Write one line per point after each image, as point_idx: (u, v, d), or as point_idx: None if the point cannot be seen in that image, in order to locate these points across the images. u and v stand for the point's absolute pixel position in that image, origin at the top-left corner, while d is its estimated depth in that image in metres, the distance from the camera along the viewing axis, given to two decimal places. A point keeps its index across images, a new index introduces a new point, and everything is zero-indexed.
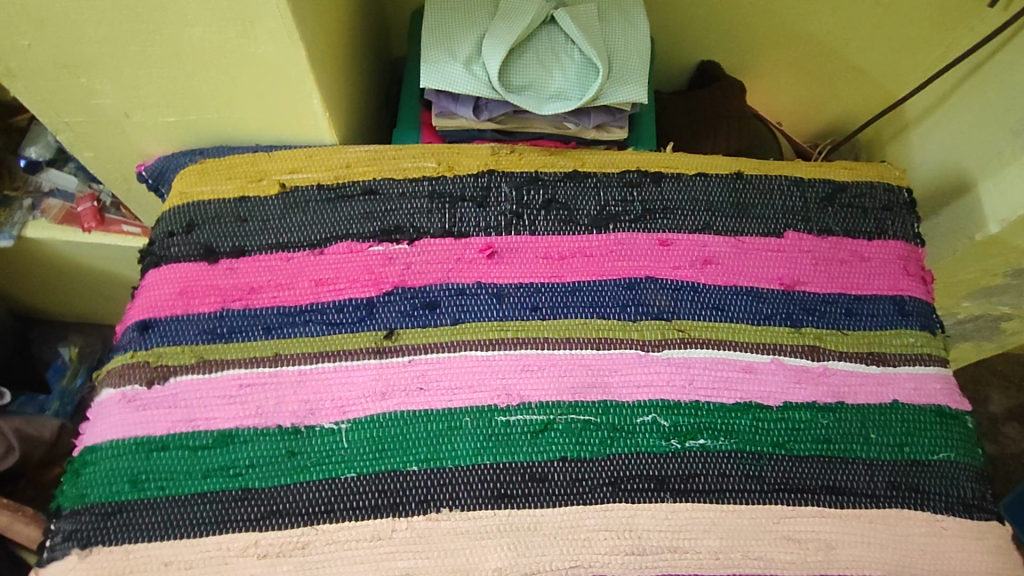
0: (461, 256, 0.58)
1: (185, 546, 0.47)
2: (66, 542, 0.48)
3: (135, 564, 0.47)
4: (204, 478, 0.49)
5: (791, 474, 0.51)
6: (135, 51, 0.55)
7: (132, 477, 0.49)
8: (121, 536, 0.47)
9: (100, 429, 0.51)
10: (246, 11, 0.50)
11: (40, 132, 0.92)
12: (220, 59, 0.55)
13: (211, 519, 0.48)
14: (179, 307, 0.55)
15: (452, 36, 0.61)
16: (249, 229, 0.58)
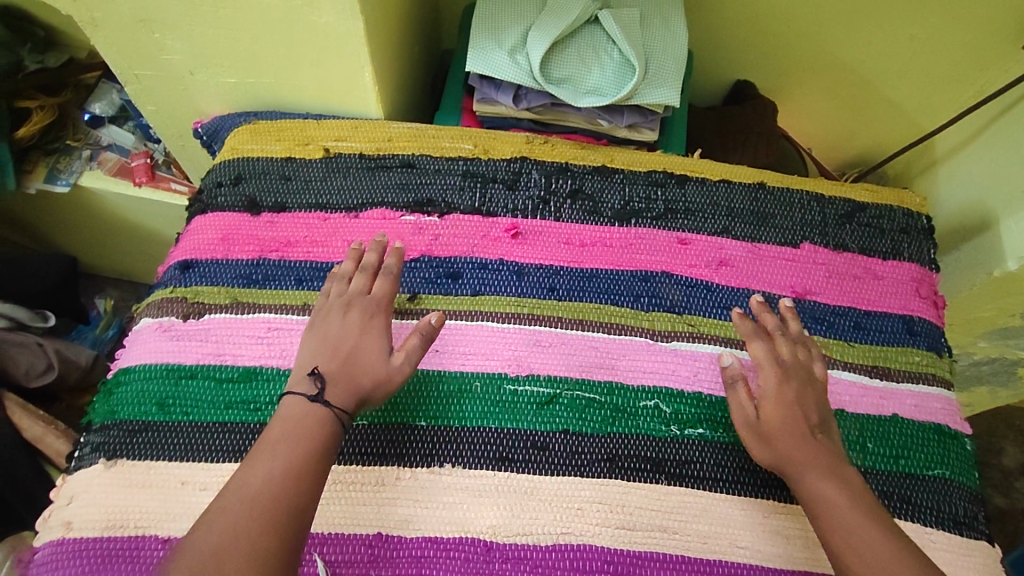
0: (487, 234, 0.62)
1: (199, 469, 0.50)
2: (94, 453, 0.51)
3: (151, 477, 0.50)
4: (225, 409, 0.52)
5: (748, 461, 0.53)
6: (208, 11, 0.59)
7: (159, 400, 0.53)
8: (143, 452, 0.51)
9: (136, 354, 0.55)
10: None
11: (105, 90, 1.02)
12: (283, 25, 0.60)
13: (229, 448, 0.51)
14: (220, 251, 0.61)
15: (501, 26, 0.64)
16: (291, 188, 0.65)
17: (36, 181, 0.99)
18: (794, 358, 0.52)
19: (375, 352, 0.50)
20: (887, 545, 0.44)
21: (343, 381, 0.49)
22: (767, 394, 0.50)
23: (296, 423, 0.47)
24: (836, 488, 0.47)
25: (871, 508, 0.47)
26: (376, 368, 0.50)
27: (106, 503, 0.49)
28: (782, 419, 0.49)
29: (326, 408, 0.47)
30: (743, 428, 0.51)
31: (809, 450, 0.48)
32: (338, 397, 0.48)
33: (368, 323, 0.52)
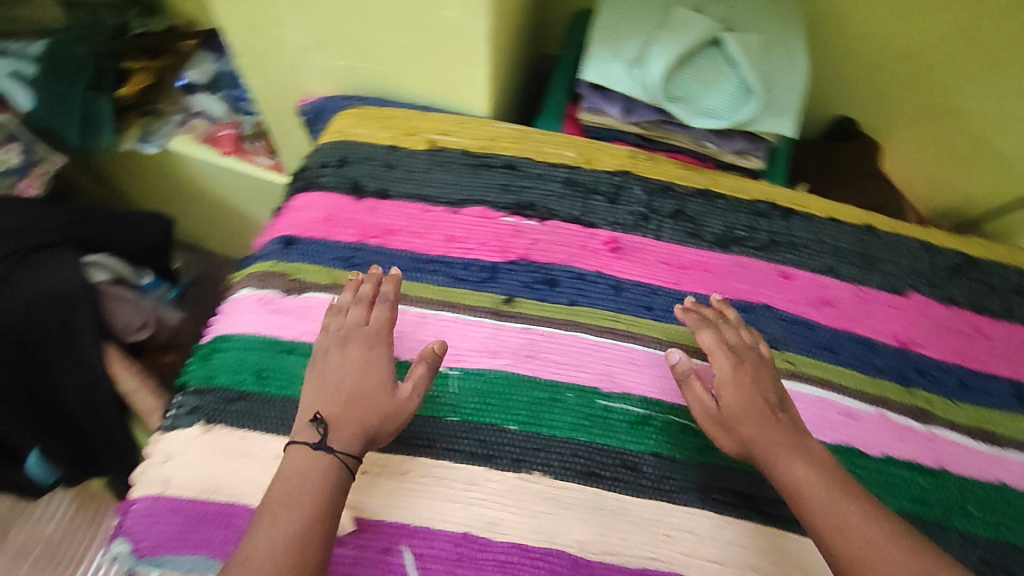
0: (585, 245, 0.62)
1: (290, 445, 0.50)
2: (192, 415, 0.53)
3: (243, 446, 0.50)
4: None
5: (750, 489, 0.51)
6: None
7: (257, 370, 0.54)
8: (238, 421, 0.51)
9: (236, 323, 0.57)
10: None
11: (202, 59, 1.05)
12: (407, 13, 0.60)
13: None
14: (322, 231, 0.62)
15: (619, 38, 0.63)
16: (395, 175, 0.65)
17: (130, 139, 1.02)
18: (741, 342, 0.52)
19: (378, 387, 0.48)
20: (869, 519, 0.42)
21: (347, 421, 0.46)
22: (722, 381, 0.49)
23: (300, 480, 0.44)
24: (805, 465, 0.45)
25: (844, 484, 0.44)
26: (378, 402, 0.48)
27: (201, 467, 0.50)
28: (740, 403, 0.48)
29: (331, 456, 0.45)
30: (706, 420, 0.50)
31: (769, 427, 0.47)
32: (343, 439, 0.46)
33: (370, 359, 0.49)
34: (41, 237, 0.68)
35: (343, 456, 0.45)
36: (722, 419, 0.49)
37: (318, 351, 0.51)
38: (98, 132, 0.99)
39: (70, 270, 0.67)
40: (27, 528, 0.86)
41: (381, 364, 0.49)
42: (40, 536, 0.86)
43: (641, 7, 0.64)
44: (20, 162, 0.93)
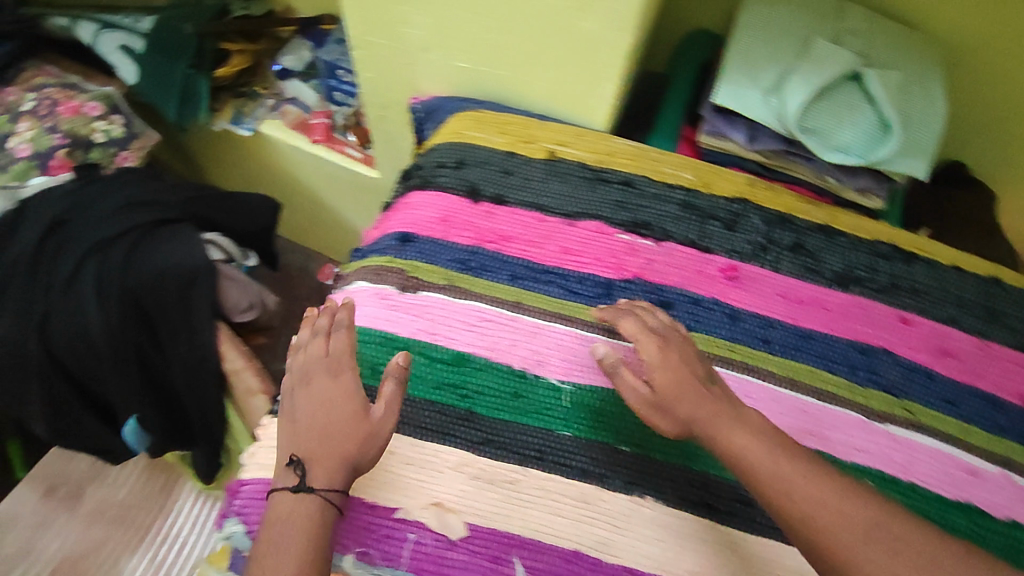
0: (701, 270, 0.62)
1: (408, 443, 0.52)
2: None
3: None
4: (435, 389, 0.55)
5: (699, 476, 0.52)
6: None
7: (372, 366, 0.56)
8: None
9: (354, 316, 0.58)
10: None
11: (299, 45, 1.06)
12: (544, 25, 0.59)
13: (437, 428, 0.53)
14: (439, 231, 0.62)
15: (756, 65, 0.62)
16: (512, 182, 0.65)
17: (222, 121, 1.03)
18: (664, 325, 0.53)
19: (350, 416, 0.48)
20: (811, 472, 0.43)
21: (324, 459, 0.46)
22: (652, 366, 0.49)
23: (289, 520, 0.44)
24: (751, 437, 0.45)
25: (785, 445, 0.45)
26: (353, 428, 0.48)
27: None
28: (671, 381, 0.48)
29: (313, 495, 0.45)
30: (640, 406, 0.49)
31: (691, 392, 0.47)
32: (321, 478, 0.46)
33: (336, 391, 0.49)
34: (162, 212, 0.65)
35: (326, 493, 0.45)
36: (657, 402, 0.48)
37: (287, 395, 0.51)
38: (194, 110, 1.00)
39: (190, 243, 0.62)
40: (100, 492, 0.86)
41: (348, 392, 0.49)
42: (112, 501, 0.86)
43: (781, 34, 0.63)
44: (123, 134, 0.94)
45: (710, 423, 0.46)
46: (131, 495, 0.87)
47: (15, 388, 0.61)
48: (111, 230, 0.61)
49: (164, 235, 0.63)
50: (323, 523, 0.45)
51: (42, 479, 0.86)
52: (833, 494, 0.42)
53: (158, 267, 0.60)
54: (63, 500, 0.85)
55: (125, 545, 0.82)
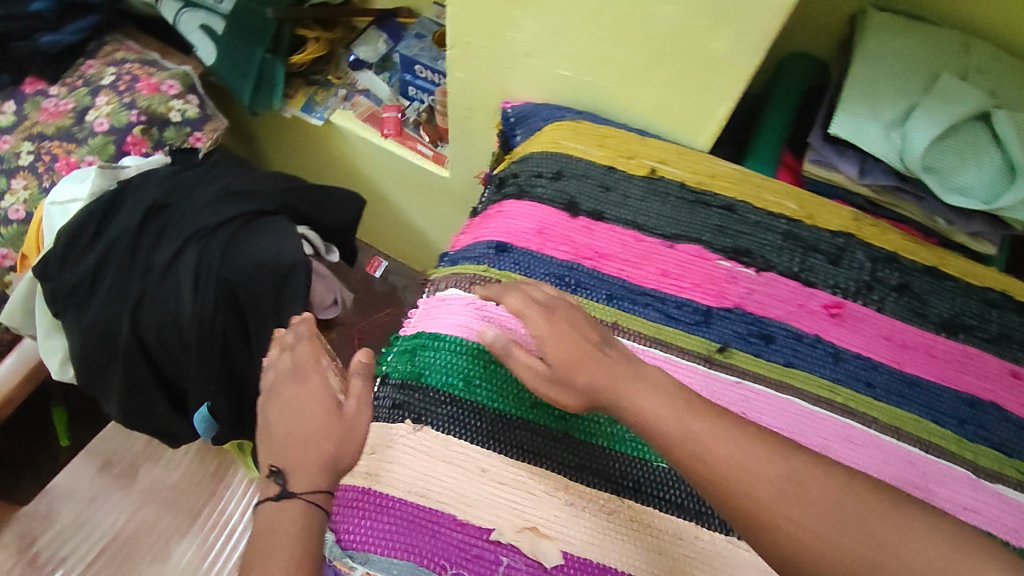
0: (803, 304, 0.60)
1: (502, 463, 0.51)
2: (399, 411, 0.54)
3: (457, 457, 0.51)
4: (531, 409, 0.54)
5: (631, 478, 0.52)
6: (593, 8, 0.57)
7: (466, 377, 0.55)
8: (444, 425, 0.53)
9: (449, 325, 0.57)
10: (738, 7, 0.52)
11: (373, 36, 1.04)
12: (664, 42, 0.57)
13: (531, 449, 0.52)
14: (535, 243, 0.61)
15: (878, 97, 0.60)
16: (611, 198, 0.63)
17: (295, 108, 1.03)
18: (548, 295, 0.52)
19: (324, 420, 0.55)
20: (724, 435, 0.42)
21: (303, 466, 0.52)
22: (542, 342, 0.48)
23: (280, 526, 0.49)
24: (660, 401, 0.43)
25: (698, 404, 0.44)
26: (330, 430, 0.54)
27: (413, 470, 0.51)
28: (566, 354, 0.47)
29: (297, 499, 0.50)
30: (543, 384, 0.48)
31: (588, 359, 0.47)
32: (303, 484, 0.51)
33: (304, 399, 0.56)
34: (261, 203, 0.66)
35: (308, 497, 0.51)
36: (554, 376, 0.48)
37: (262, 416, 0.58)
38: (268, 97, 0.99)
39: (287, 238, 0.63)
40: (154, 472, 0.86)
41: (318, 397, 0.56)
42: (165, 483, 0.86)
43: (904, 70, 0.61)
44: (197, 114, 0.92)
45: (612, 391, 0.45)
46: (184, 479, 0.87)
47: (104, 368, 0.64)
48: (213, 219, 0.63)
49: (261, 229, 0.64)
50: (310, 522, 0.50)
51: (100, 452, 0.86)
52: (754, 453, 0.41)
53: (253, 259, 0.62)
54: (118, 477, 0.85)
55: (177, 529, 0.83)
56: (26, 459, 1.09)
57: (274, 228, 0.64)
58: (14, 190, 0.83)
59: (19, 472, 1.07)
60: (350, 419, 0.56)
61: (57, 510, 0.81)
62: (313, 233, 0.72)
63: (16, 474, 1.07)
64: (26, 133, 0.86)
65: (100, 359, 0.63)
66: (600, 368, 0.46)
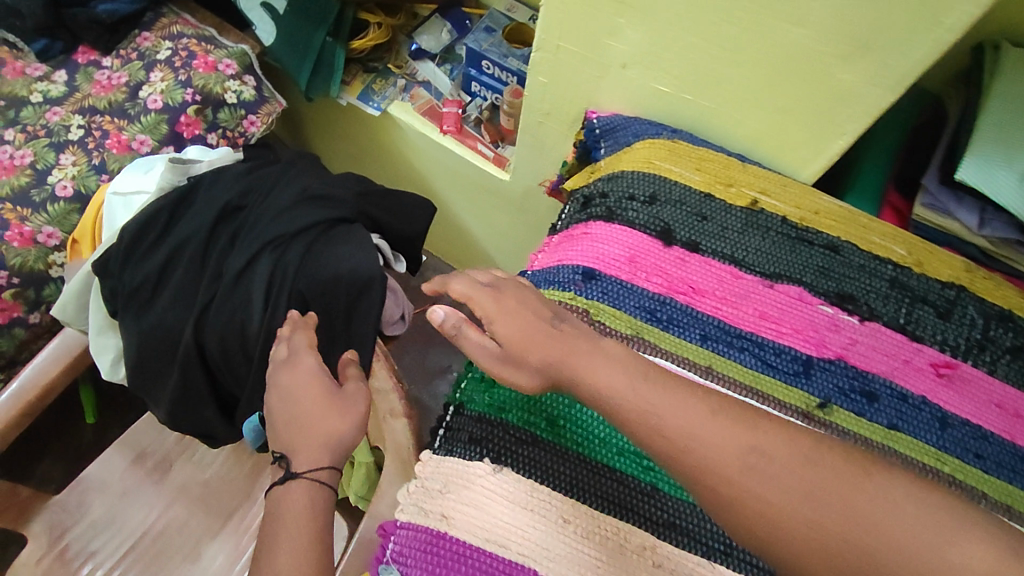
0: (908, 360, 0.56)
1: (588, 516, 0.49)
2: (478, 449, 0.51)
3: (542, 505, 0.49)
4: (617, 457, 0.52)
5: (672, 516, 0.50)
6: (708, 25, 0.53)
7: (550, 417, 0.52)
8: (526, 469, 0.50)
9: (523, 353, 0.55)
10: (881, 37, 0.47)
11: (437, 26, 1.00)
12: (781, 68, 0.53)
13: (617, 503, 0.50)
14: (626, 273, 0.57)
15: (1011, 144, 0.55)
16: (708, 228, 0.59)
17: (351, 96, 0.98)
18: (495, 279, 0.51)
19: (319, 395, 0.52)
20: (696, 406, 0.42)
21: (304, 447, 0.49)
22: (490, 319, 0.48)
23: (286, 511, 0.46)
24: (615, 374, 0.45)
25: (648, 375, 0.45)
26: (326, 406, 0.51)
27: (489, 518, 0.48)
28: (517, 331, 0.47)
29: (301, 480, 0.47)
30: (492, 362, 0.47)
31: (536, 334, 0.47)
32: (304, 463, 0.48)
33: (296, 380, 0.53)
34: (337, 210, 0.66)
35: (310, 475, 0.48)
36: (510, 356, 0.47)
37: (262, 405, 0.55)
38: (326, 82, 0.95)
39: (363, 252, 0.63)
40: (187, 469, 0.82)
41: (311, 373, 0.53)
42: (198, 481, 0.82)
43: None
44: (253, 96, 0.89)
45: (564, 365, 0.46)
46: (217, 477, 0.82)
47: (159, 373, 0.66)
48: (289, 227, 0.63)
49: (334, 241, 0.64)
50: (315, 503, 0.47)
51: (132, 445, 0.83)
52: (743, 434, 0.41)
53: (324, 274, 0.62)
54: (151, 471, 0.82)
55: (208, 530, 0.79)
56: (53, 432, 1.06)
57: (346, 241, 0.64)
58: (62, 165, 0.80)
59: (44, 446, 1.05)
60: (349, 395, 0.53)
61: (89, 504, 0.79)
62: (384, 241, 0.71)
63: (41, 448, 1.05)
64: (77, 105, 0.84)
65: (158, 363, 0.65)
66: (550, 341, 0.46)
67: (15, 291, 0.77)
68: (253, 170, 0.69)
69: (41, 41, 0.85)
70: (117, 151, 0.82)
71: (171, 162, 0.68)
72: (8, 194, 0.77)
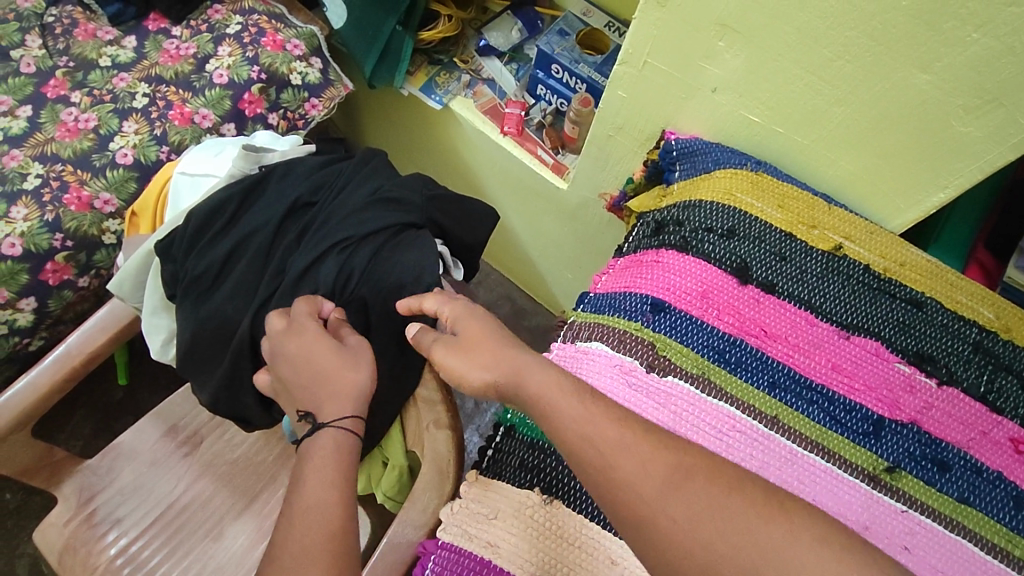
0: (986, 431, 0.53)
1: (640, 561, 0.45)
2: (528, 478, 0.49)
3: (590, 543, 0.46)
4: None
5: None
6: (809, 49, 0.53)
7: None
8: (580, 505, 0.47)
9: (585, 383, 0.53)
10: (1006, 92, 0.48)
11: (506, 22, 0.98)
12: (880, 94, 0.53)
13: None
14: (696, 307, 0.55)
15: None
16: (785, 269, 0.57)
17: (414, 86, 0.96)
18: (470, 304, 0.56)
19: (329, 354, 0.53)
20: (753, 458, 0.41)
21: (326, 400, 0.51)
22: (456, 320, 0.52)
23: (314, 456, 0.48)
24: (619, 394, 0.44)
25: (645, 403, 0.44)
26: (337, 358, 0.53)
27: (535, 551, 0.46)
28: (478, 329, 0.50)
29: (327, 431, 0.49)
30: (444, 351, 0.50)
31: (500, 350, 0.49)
32: (330, 414, 0.50)
33: (304, 346, 0.53)
34: (406, 214, 0.66)
35: (335, 424, 0.50)
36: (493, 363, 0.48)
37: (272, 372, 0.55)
38: (391, 72, 0.93)
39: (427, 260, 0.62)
40: (217, 445, 0.80)
41: (317, 336, 0.53)
42: (226, 458, 0.80)
43: None
44: (318, 80, 0.89)
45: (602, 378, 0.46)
46: (245, 458, 0.80)
47: (208, 360, 0.65)
48: (359, 230, 0.63)
49: (395, 248, 0.63)
50: (340, 450, 0.49)
51: (166, 416, 0.80)
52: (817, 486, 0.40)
53: (384, 282, 0.61)
54: (182, 445, 0.79)
55: (231, 509, 0.77)
56: (83, 390, 1.07)
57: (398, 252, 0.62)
58: (124, 133, 0.80)
59: (72, 407, 1.06)
60: (353, 350, 0.54)
61: (118, 469, 0.77)
62: (446, 248, 0.70)
63: (71, 407, 1.06)
64: (144, 73, 0.84)
65: (209, 351, 0.65)
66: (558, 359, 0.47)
67: (67, 254, 0.76)
68: (328, 166, 0.71)
69: (115, 6, 0.86)
70: (180, 123, 0.82)
71: (245, 151, 0.70)
72: (71, 156, 0.78)
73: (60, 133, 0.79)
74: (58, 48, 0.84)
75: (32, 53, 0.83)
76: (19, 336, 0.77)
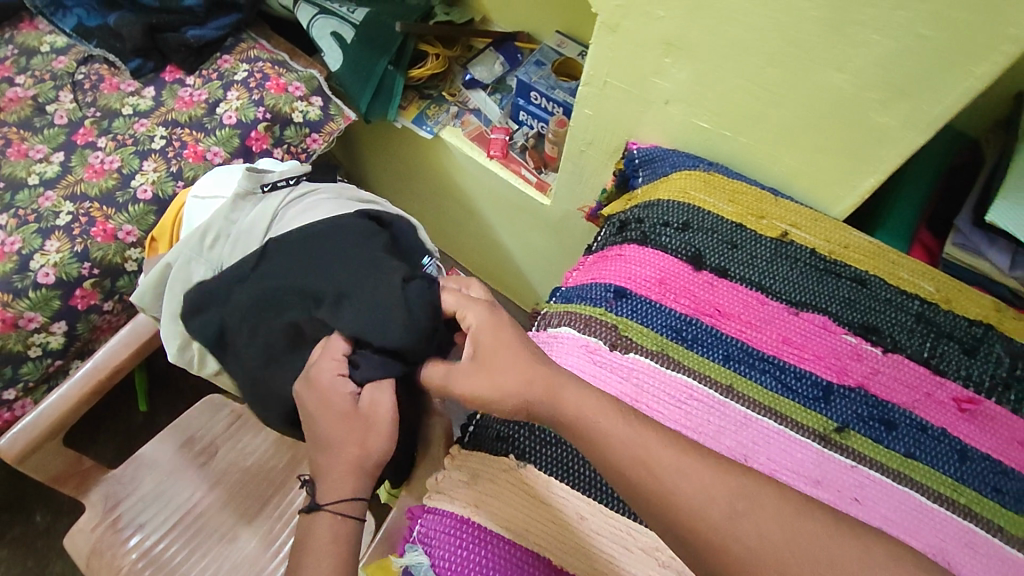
0: (931, 393, 0.57)
1: (604, 515, 0.50)
2: (503, 446, 0.54)
3: (559, 501, 0.51)
4: None
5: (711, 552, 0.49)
6: (741, 59, 0.60)
7: None
8: (548, 467, 0.52)
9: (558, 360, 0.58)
10: (913, 86, 0.54)
11: (490, 58, 1.07)
12: (807, 95, 0.59)
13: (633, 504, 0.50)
14: (655, 293, 0.60)
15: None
16: (737, 256, 0.62)
17: (407, 119, 1.05)
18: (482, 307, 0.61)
19: (338, 425, 0.54)
20: None
21: (329, 473, 0.53)
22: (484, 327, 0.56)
23: (314, 538, 0.52)
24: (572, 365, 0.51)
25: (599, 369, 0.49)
26: (348, 428, 0.54)
27: (509, 506, 0.51)
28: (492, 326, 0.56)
29: (325, 509, 0.53)
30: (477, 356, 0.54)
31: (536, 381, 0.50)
32: (327, 497, 0.53)
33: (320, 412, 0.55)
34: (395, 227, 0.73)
35: (331, 507, 0.53)
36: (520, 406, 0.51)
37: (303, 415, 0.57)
38: (385, 106, 1.01)
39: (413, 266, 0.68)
40: (231, 454, 0.86)
41: (332, 407, 0.55)
42: (239, 466, 0.85)
43: None
44: (319, 116, 0.98)
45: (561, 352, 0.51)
46: (257, 465, 0.86)
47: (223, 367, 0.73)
48: None
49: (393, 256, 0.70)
50: (337, 530, 0.52)
51: (182, 429, 0.86)
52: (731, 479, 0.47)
53: None
54: (197, 455, 0.85)
55: (246, 513, 0.82)
56: (108, 415, 1.14)
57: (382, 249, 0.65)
58: (144, 171, 0.89)
59: (96, 430, 1.13)
60: (366, 418, 0.55)
61: (140, 478, 0.82)
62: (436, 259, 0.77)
63: (95, 430, 1.13)
64: (161, 118, 0.93)
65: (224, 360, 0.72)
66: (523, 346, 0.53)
67: (94, 281, 0.84)
68: None
69: (136, 61, 0.96)
70: (193, 160, 0.91)
71: (248, 172, 0.75)
72: (97, 194, 0.87)
73: (87, 174, 0.88)
74: (87, 101, 0.94)
75: (64, 107, 0.93)
76: (52, 358, 0.85)
